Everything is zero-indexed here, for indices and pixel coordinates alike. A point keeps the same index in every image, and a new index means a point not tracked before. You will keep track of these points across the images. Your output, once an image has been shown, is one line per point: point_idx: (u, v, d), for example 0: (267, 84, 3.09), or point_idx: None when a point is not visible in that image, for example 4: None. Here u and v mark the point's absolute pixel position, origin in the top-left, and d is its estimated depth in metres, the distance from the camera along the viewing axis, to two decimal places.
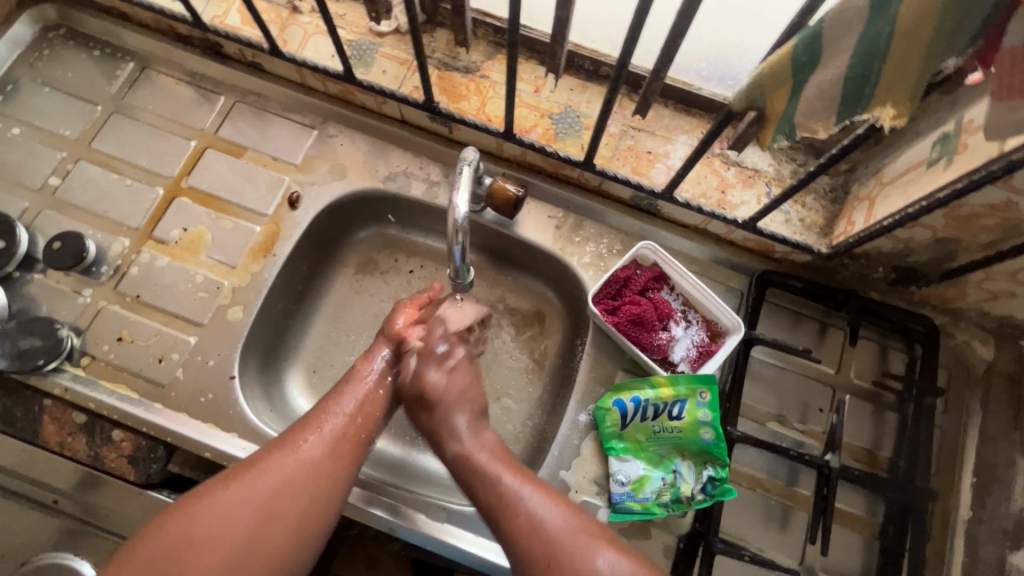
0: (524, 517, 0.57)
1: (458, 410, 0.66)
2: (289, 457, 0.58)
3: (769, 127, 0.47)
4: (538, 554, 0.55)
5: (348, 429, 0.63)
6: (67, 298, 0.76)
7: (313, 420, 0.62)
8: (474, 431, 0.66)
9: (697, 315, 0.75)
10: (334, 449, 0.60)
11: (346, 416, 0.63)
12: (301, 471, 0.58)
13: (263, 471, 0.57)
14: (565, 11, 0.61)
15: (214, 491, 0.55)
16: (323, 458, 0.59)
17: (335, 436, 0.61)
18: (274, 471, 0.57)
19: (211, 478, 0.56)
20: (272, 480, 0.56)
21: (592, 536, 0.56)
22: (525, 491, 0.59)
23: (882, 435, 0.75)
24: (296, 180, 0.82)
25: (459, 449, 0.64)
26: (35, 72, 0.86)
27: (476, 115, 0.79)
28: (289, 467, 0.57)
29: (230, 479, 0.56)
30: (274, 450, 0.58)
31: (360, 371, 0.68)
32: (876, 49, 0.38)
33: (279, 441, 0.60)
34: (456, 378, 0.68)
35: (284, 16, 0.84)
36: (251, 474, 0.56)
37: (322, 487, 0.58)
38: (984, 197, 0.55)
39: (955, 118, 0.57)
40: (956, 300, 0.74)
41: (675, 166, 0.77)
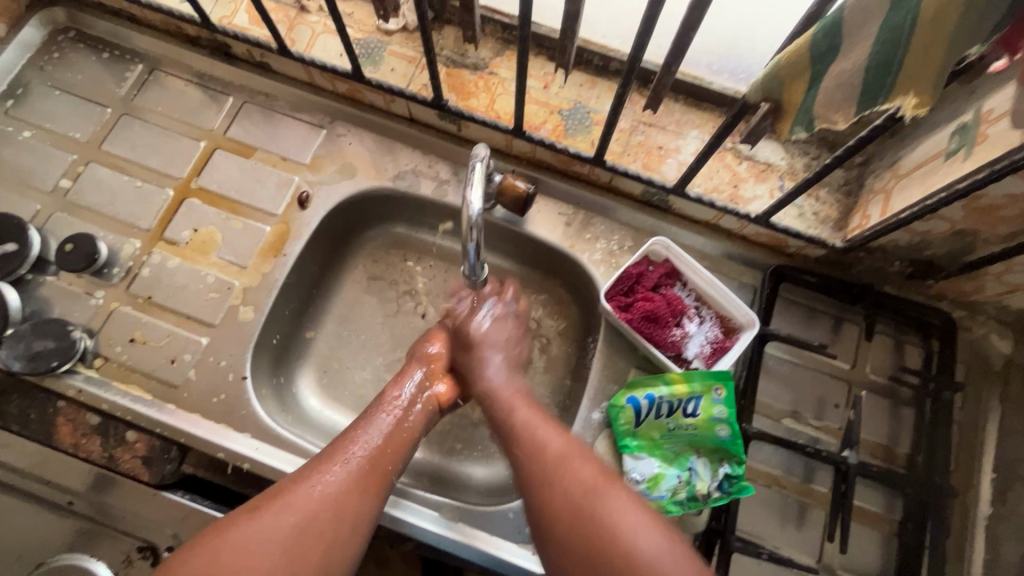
0: (527, 439, 0.62)
1: (494, 351, 0.73)
2: (316, 488, 0.56)
3: (787, 118, 0.47)
4: (535, 475, 0.58)
5: (375, 461, 0.61)
6: (79, 300, 0.76)
7: (340, 451, 0.61)
8: (506, 372, 0.72)
9: (710, 311, 0.74)
10: (361, 483, 0.59)
11: (373, 447, 0.62)
12: (328, 502, 0.56)
13: (288, 503, 0.55)
14: (576, 5, 0.61)
15: (238, 525, 0.53)
16: (351, 490, 0.58)
17: (361, 468, 0.59)
18: (300, 502, 0.55)
19: (235, 511, 0.54)
20: (297, 510, 0.54)
21: (579, 454, 0.59)
22: (535, 424, 0.63)
23: (900, 431, 0.74)
24: (305, 179, 0.82)
25: (485, 384, 0.71)
26: (45, 74, 0.86)
27: (485, 112, 0.79)
28: (314, 499, 0.55)
29: (254, 510, 0.54)
30: (300, 482, 0.57)
31: (388, 399, 0.68)
32: (896, 37, 0.38)
33: (305, 470, 0.59)
34: (497, 326, 0.76)
35: (292, 16, 0.83)
36: (275, 506, 0.54)
37: (349, 517, 0.56)
38: (1005, 188, 0.54)
39: (974, 108, 0.56)
40: (974, 293, 0.73)
41: (687, 160, 0.76)
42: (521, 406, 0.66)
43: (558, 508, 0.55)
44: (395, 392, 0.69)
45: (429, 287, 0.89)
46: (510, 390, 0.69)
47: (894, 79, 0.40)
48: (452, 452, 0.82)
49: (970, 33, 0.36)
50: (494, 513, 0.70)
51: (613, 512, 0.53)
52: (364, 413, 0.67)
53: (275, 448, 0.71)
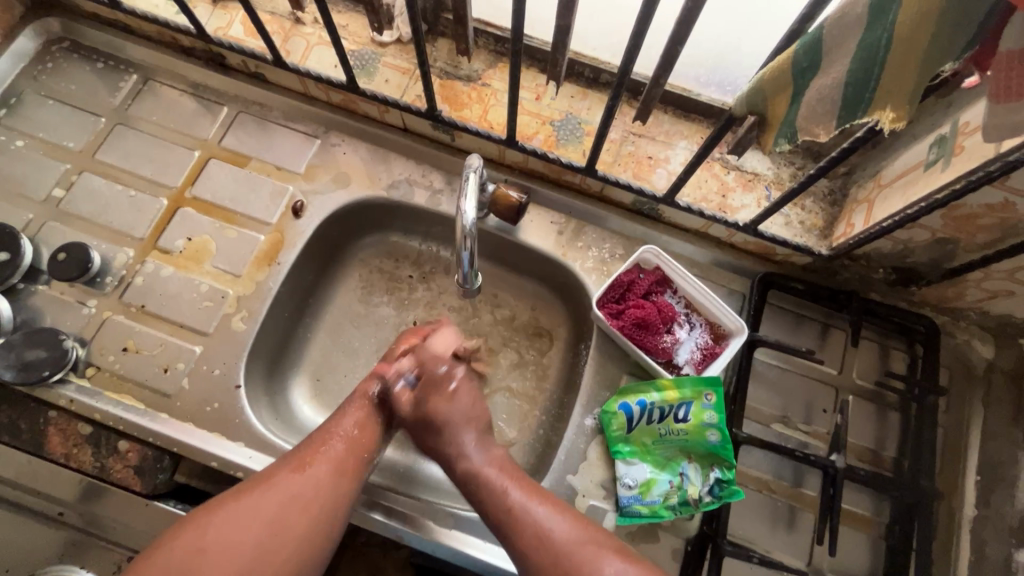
0: (529, 526, 0.58)
1: (463, 429, 0.66)
2: (296, 471, 0.58)
3: (771, 130, 0.49)
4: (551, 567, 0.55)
5: (353, 446, 0.63)
6: (72, 309, 0.76)
7: (320, 438, 0.62)
8: (483, 449, 0.65)
9: (700, 318, 0.75)
10: (341, 465, 0.61)
11: (353, 434, 0.64)
12: (310, 484, 0.58)
13: (271, 485, 0.57)
14: (567, 19, 0.62)
15: (224, 507, 0.55)
16: (332, 473, 0.60)
17: (340, 453, 0.61)
18: (282, 488, 0.57)
19: (221, 493, 0.57)
20: (280, 494, 0.56)
21: (596, 545, 0.56)
22: (532, 505, 0.59)
23: (886, 435, 0.76)
24: (300, 189, 0.83)
25: (469, 466, 0.64)
26: (39, 84, 0.86)
27: (478, 122, 0.80)
28: (297, 481, 0.58)
29: (238, 494, 0.56)
30: (283, 465, 0.59)
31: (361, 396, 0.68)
32: (873, 54, 0.39)
33: (288, 456, 0.61)
34: (458, 400, 0.68)
35: (287, 27, 0.84)
36: (258, 488, 0.57)
37: (331, 498, 0.58)
38: (982, 197, 0.56)
39: (951, 121, 0.58)
40: (956, 299, 0.74)
41: (676, 170, 0.78)
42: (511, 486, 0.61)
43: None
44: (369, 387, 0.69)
45: (423, 296, 0.90)
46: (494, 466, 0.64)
47: (872, 94, 0.42)
48: None
49: (942, 51, 0.38)
50: None
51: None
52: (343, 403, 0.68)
53: (269, 456, 0.71)
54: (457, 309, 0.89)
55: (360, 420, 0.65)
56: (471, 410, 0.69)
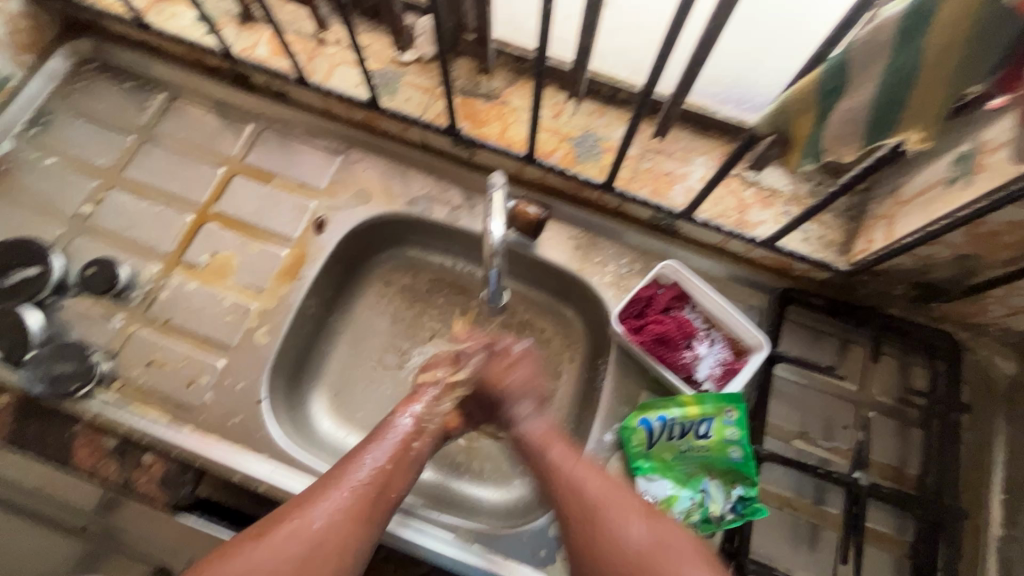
0: (570, 484, 0.62)
1: (514, 400, 0.71)
2: (318, 519, 0.56)
3: (796, 149, 0.49)
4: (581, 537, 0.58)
5: (377, 485, 0.60)
6: (99, 323, 0.77)
7: (343, 474, 0.60)
8: (538, 417, 0.70)
9: (720, 333, 0.75)
10: (363, 512, 0.58)
11: (376, 473, 0.61)
12: (331, 532, 0.56)
13: (293, 531, 0.55)
14: (588, 40, 0.63)
15: (242, 551, 0.53)
16: (351, 518, 0.57)
17: (361, 496, 0.59)
18: (302, 532, 0.55)
19: (241, 534, 0.55)
20: (302, 542, 0.55)
21: (625, 503, 0.59)
22: (568, 460, 0.64)
23: (908, 452, 0.75)
24: (322, 206, 0.84)
25: (519, 431, 0.69)
26: (70, 103, 0.89)
27: (498, 139, 0.81)
28: (317, 528, 0.55)
29: (258, 538, 0.54)
30: (303, 508, 0.57)
31: (391, 425, 0.66)
32: (900, 78, 0.40)
33: (309, 496, 0.58)
34: (516, 373, 0.72)
35: (311, 47, 0.86)
36: (280, 531, 0.55)
37: (348, 548, 0.56)
38: (1005, 215, 0.57)
39: (970, 140, 0.58)
40: (977, 315, 0.74)
41: (694, 187, 0.78)
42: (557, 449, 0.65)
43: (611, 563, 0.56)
44: (400, 415, 0.67)
45: (441, 309, 0.91)
46: (542, 433, 0.68)
47: (898, 115, 0.42)
48: (461, 474, 0.82)
49: (969, 75, 0.38)
50: (508, 535, 0.70)
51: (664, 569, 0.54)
52: (370, 435, 0.65)
53: (291, 470, 0.71)
54: (474, 323, 0.90)
55: (385, 456, 0.62)
56: (525, 384, 0.72)
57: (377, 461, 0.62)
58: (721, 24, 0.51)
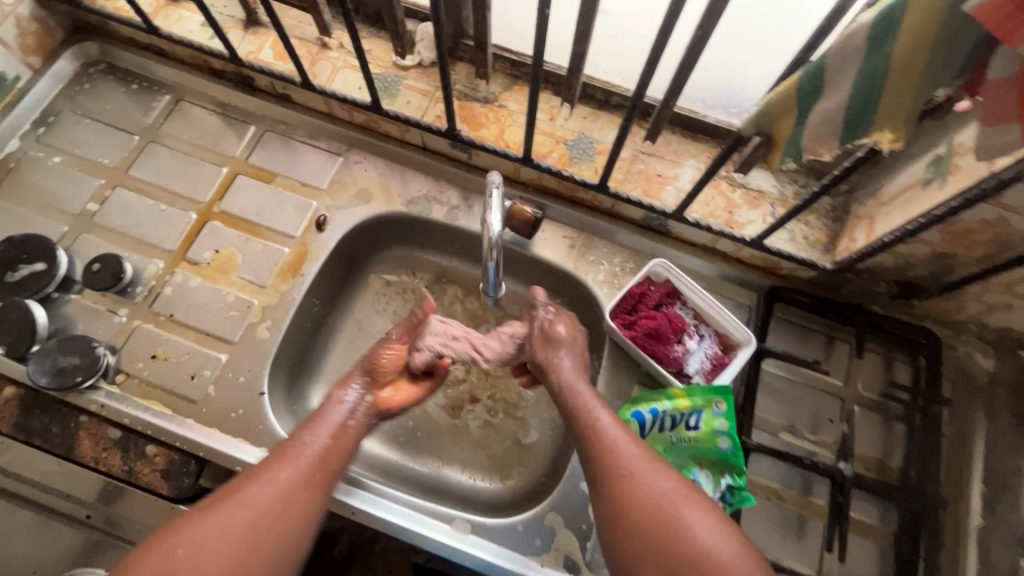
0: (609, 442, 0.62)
1: (566, 351, 0.73)
2: (264, 488, 0.58)
3: (777, 150, 0.52)
4: (609, 493, 0.59)
5: (320, 459, 0.63)
6: (103, 317, 0.79)
7: (286, 450, 0.62)
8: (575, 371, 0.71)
9: (709, 329, 0.78)
10: (308, 480, 0.60)
11: (318, 448, 0.63)
12: (277, 500, 0.57)
13: (238, 502, 0.56)
14: (582, 46, 0.66)
15: (191, 522, 0.54)
16: (297, 488, 0.59)
17: (305, 469, 0.61)
18: (248, 503, 0.56)
19: (187, 510, 0.56)
20: (248, 509, 0.56)
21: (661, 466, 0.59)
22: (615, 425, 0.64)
23: (892, 444, 0.78)
24: (323, 205, 0.87)
25: (562, 380, 0.70)
26: (76, 104, 0.91)
27: (495, 141, 0.84)
28: (264, 496, 0.57)
29: (207, 509, 0.55)
30: (249, 480, 0.58)
31: (333, 401, 0.69)
32: (872, 81, 0.43)
33: (254, 471, 0.60)
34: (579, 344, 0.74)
35: (314, 52, 0.89)
36: (228, 504, 0.56)
37: (297, 514, 0.58)
38: (977, 213, 0.59)
39: (946, 142, 0.61)
40: (956, 312, 0.77)
41: (684, 188, 0.81)
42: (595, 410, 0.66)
43: (633, 512, 0.56)
44: (342, 392, 0.70)
45: (439, 306, 0.93)
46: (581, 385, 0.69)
47: (871, 116, 0.45)
48: (458, 467, 0.84)
49: (935, 78, 0.41)
50: (503, 526, 0.72)
51: (682, 521, 0.54)
52: (309, 417, 0.67)
53: None
54: (472, 321, 0.92)
55: (327, 435, 0.65)
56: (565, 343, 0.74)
57: (317, 437, 0.64)
58: (707, 31, 0.54)
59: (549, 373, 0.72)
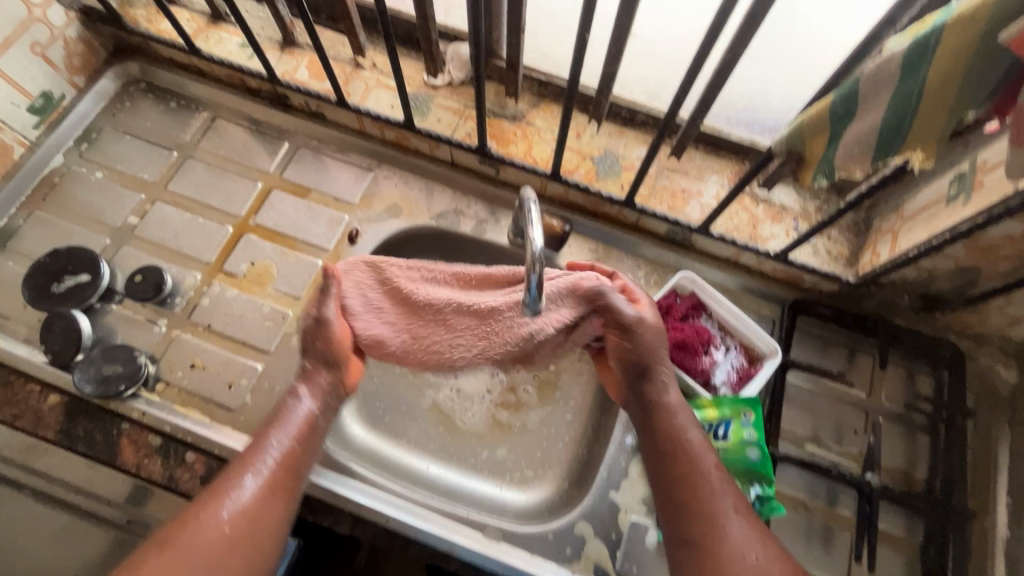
0: (692, 472, 0.63)
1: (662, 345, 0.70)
2: (225, 510, 0.59)
3: (810, 168, 0.55)
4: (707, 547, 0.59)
5: (284, 466, 0.64)
6: (144, 327, 0.81)
7: (245, 465, 0.63)
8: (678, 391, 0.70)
9: (734, 341, 0.79)
10: (271, 494, 0.62)
11: (277, 459, 0.64)
12: (243, 518, 0.60)
13: (198, 527, 0.58)
14: (613, 68, 0.69)
15: (155, 554, 0.56)
16: (258, 504, 0.61)
17: (265, 482, 0.62)
18: (211, 527, 0.58)
19: (150, 539, 0.58)
20: (212, 533, 0.58)
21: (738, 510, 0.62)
22: (705, 451, 0.65)
23: (916, 456, 0.78)
24: (355, 219, 0.89)
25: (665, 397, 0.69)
26: (117, 121, 0.94)
27: (523, 157, 0.86)
28: (225, 519, 0.59)
29: (168, 539, 0.57)
30: (211, 502, 0.60)
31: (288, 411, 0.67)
32: (905, 104, 0.45)
33: (214, 491, 0.61)
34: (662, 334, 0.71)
35: (348, 71, 0.92)
36: (188, 531, 0.58)
37: (268, 523, 0.61)
38: (1003, 229, 0.61)
39: (970, 159, 0.63)
40: (978, 324, 0.78)
41: (709, 203, 0.83)
42: (705, 450, 0.65)
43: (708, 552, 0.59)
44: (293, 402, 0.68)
45: None
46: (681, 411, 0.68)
47: (903, 138, 0.47)
48: (484, 476, 0.85)
49: (968, 101, 0.43)
50: (533, 533, 0.73)
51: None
52: (269, 421, 0.67)
53: (326, 470, 0.74)
54: None
55: (287, 442, 0.65)
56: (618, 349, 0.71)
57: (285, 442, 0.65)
58: (738, 55, 0.56)
59: (650, 382, 0.69)
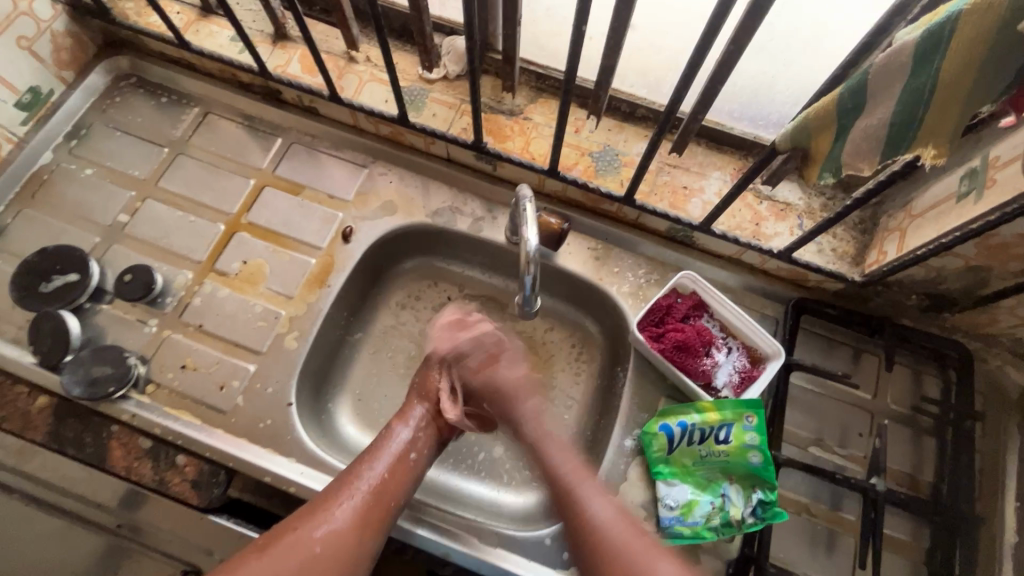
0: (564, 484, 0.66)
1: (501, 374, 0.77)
2: (320, 529, 0.59)
3: (816, 165, 0.53)
4: (592, 546, 0.61)
5: (378, 493, 0.63)
6: (134, 328, 0.80)
7: (344, 487, 0.63)
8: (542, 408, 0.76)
9: (737, 341, 0.77)
10: (365, 523, 0.61)
11: (376, 484, 0.64)
12: (333, 543, 0.58)
13: (292, 543, 0.57)
14: (612, 61, 0.67)
15: (246, 561, 0.55)
16: (351, 530, 0.60)
17: (361, 506, 0.61)
18: (304, 543, 0.57)
19: (246, 546, 0.57)
20: (302, 551, 0.57)
21: (616, 515, 0.63)
22: (571, 468, 0.67)
23: (922, 459, 0.77)
24: (350, 216, 0.87)
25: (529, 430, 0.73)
26: (107, 117, 0.92)
27: (521, 153, 0.84)
28: (319, 538, 0.58)
29: (263, 546, 0.57)
30: (306, 520, 0.59)
31: (391, 437, 0.69)
32: (917, 98, 0.43)
33: (310, 508, 0.61)
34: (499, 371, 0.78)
35: (341, 65, 0.90)
36: (282, 544, 0.57)
37: (357, 554, 0.59)
38: (1015, 228, 0.59)
39: (981, 155, 0.61)
40: (988, 325, 0.76)
41: (711, 200, 0.81)
42: (568, 466, 0.68)
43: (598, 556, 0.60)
44: (398, 428, 0.70)
45: None
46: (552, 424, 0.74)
47: (914, 133, 0.45)
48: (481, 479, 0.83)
49: (984, 93, 0.41)
50: (530, 538, 0.72)
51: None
52: (369, 448, 0.68)
53: (319, 473, 0.73)
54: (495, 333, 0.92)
55: (385, 469, 0.65)
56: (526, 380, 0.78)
57: (381, 467, 0.65)
58: (742, 46, 0.54)
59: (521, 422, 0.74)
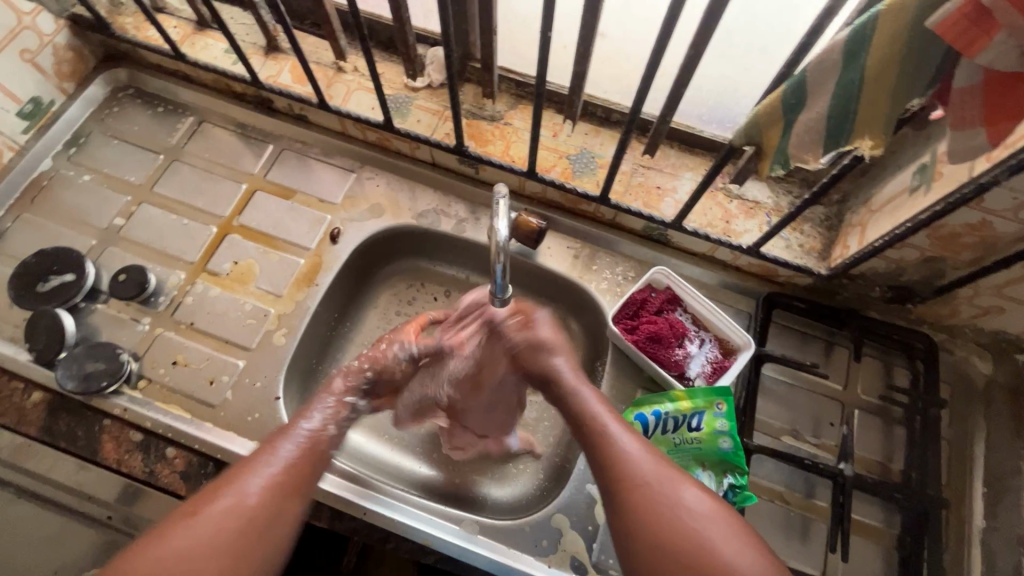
0: (604, 440, 0.58)
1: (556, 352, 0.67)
2: (253, 490, 0.54)
3: (766, 158, 0.56)
4: (621, 482, 0.55)
5: (312, 457, 0.59)
6: (127, 325, 0.83)
7: (270, 446, 0.58)
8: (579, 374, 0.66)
9: (709, 333, 0.80)
10: (297, 485, 0.57)
11: (309, 436, 0.61)
12: (268, 505, 0.54)
13: (227, 508, 0.52)
14: (583, 67, 0.71)
15: (178, 528, 0.50)
16: (282, 490, 0.55)
17: (296, 467, 0.57)
18: (239, 508, 0.52)
19: (168, 517, 0.52)
20: (237, 516, 0.52)
21: (671, 472, 0.55)
22: (612, 424, 0.59)
23: (891, 446, 0.79)
24: (338, 218, 0.91)
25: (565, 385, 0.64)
26: (105, 125, 0.96)
27: (501, 156, 0.88)
28: (253, 502, 0.53)
29: (193, 512, 0.52)
30: (237, 481, 0.54)
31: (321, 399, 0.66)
32: (848, 92, 0.47)
33: (240, 468, 0.56)
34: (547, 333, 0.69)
35: (330, 75, 0.94)
36: (213, 508, 0.52)
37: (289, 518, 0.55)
38: (962, 217, 0.62)
39: (930, 151, 0.65)
40: (950, 316, 0.79)
41: (682, 199, 0.85)
42: (609, 421, 0.59)
43: (654, 522, 0.52)
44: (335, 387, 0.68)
45: None
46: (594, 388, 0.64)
47: (851, 125, 0.49)
48: (468, 474, 0.86)
49: (908, 87, 0.45)
50: (509, 527, 0.74)
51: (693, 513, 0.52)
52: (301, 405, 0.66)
53: None
54: None
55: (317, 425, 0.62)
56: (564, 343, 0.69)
57: (317, 425, 0.62)
58: (699, 52, 0.58)
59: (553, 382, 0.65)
